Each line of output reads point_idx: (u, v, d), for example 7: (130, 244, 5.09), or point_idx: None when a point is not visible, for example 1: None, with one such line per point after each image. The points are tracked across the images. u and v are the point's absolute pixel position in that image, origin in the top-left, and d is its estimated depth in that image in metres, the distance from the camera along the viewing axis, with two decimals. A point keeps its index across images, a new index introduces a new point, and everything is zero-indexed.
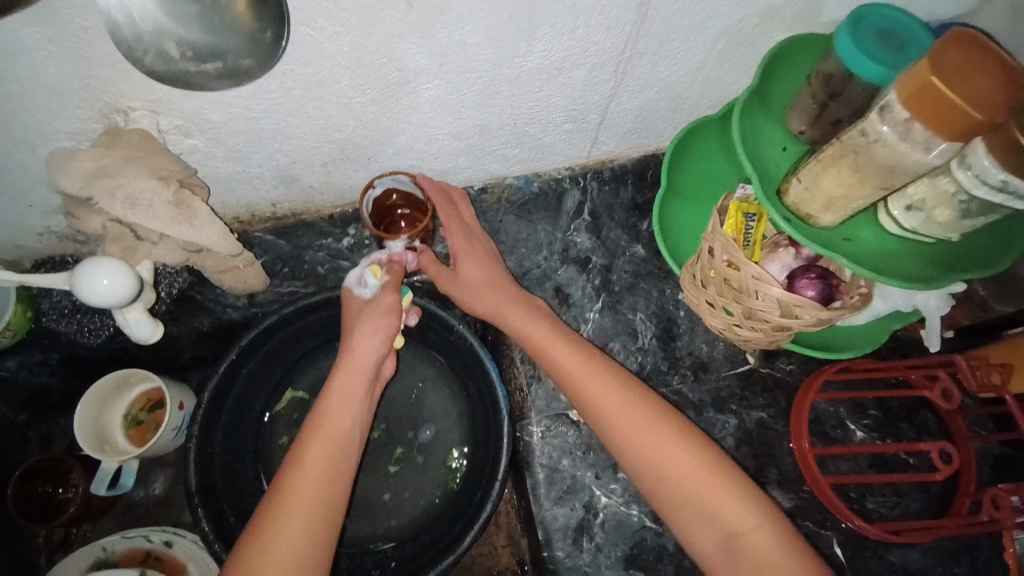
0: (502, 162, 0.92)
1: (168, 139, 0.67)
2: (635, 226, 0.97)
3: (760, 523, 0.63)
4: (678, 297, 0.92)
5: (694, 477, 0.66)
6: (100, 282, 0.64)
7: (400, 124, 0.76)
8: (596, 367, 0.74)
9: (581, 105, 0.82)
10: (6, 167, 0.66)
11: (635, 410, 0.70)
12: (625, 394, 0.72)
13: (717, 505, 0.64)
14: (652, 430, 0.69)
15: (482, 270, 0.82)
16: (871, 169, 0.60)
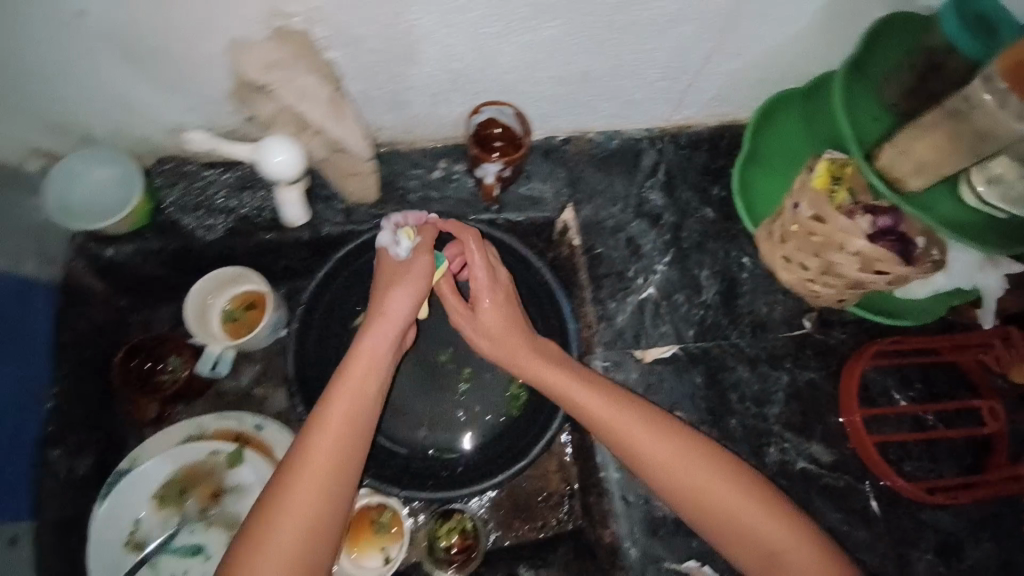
0: (591, 115, 0.96)
1: (318, 43, 0.73)
2: (706, 189, 1.01)
3: (798, 541, 0.69)
4: (743, 260, 0.97)
5: (729, 499, 0.71)
6: (281, 156, 0.78)
7: (513, 61, 0.81)
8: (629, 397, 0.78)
9: (680, 63, 0.86)
10: (162, 59, 0.72)
11: (668, 440, 0.74)
12: (657, 421, 0.76)
13: (756, 517, 0.70)
14: (691, 456, 0.73)
15: (499, 319, 0.85)
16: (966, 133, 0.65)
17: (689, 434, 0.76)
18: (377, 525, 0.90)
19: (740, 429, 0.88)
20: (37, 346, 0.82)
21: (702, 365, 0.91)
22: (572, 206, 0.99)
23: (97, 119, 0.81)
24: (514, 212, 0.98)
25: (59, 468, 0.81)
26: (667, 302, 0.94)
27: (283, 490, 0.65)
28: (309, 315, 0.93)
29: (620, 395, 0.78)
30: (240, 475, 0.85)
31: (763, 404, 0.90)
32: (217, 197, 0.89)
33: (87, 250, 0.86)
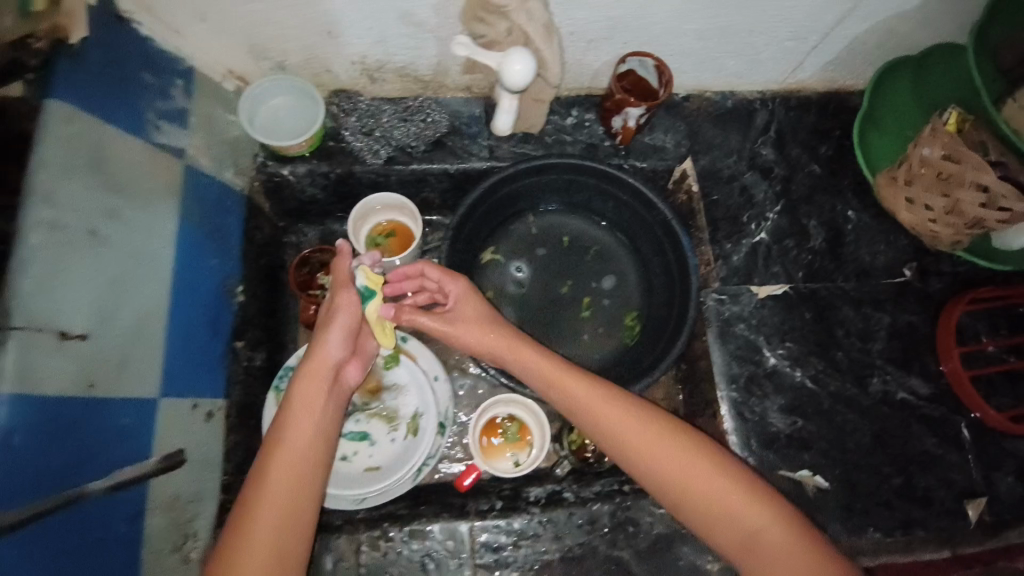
0: (715, 72, 1.05)
1: None
2: (814, 148, 1.10)
3: (775, 520, 0.69)
4: (847, 213, 1.06)
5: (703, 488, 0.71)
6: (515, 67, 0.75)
7: (667, 12, 0.88)
8: (600, 399, 0.77)
9: (813, 24, 0.95)
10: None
11: (642, 438, 0.74)
12: (628, 426, 0.75)
13: (731, 506, 0.70)
14: (662, 449, 0.73)
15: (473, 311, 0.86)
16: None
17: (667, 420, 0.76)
18: (504, 434, 0.97)
19: (845, 360, 0.97)
20: (232, 246, 0.88)
21: (812, 303, 0.99)
22: (691, 157, 1.07)
23: (295, 45, 0.86)
24: (638, 158, 1.06)
25: (242, 358, 0.87)
26: (778, 246, 1.03)
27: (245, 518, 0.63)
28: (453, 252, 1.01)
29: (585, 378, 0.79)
30: (396, 375, 0.95)
31: (867, 341, 0.99)
32: (385, 127, 0.99)
33: (267, 167, 0.94)
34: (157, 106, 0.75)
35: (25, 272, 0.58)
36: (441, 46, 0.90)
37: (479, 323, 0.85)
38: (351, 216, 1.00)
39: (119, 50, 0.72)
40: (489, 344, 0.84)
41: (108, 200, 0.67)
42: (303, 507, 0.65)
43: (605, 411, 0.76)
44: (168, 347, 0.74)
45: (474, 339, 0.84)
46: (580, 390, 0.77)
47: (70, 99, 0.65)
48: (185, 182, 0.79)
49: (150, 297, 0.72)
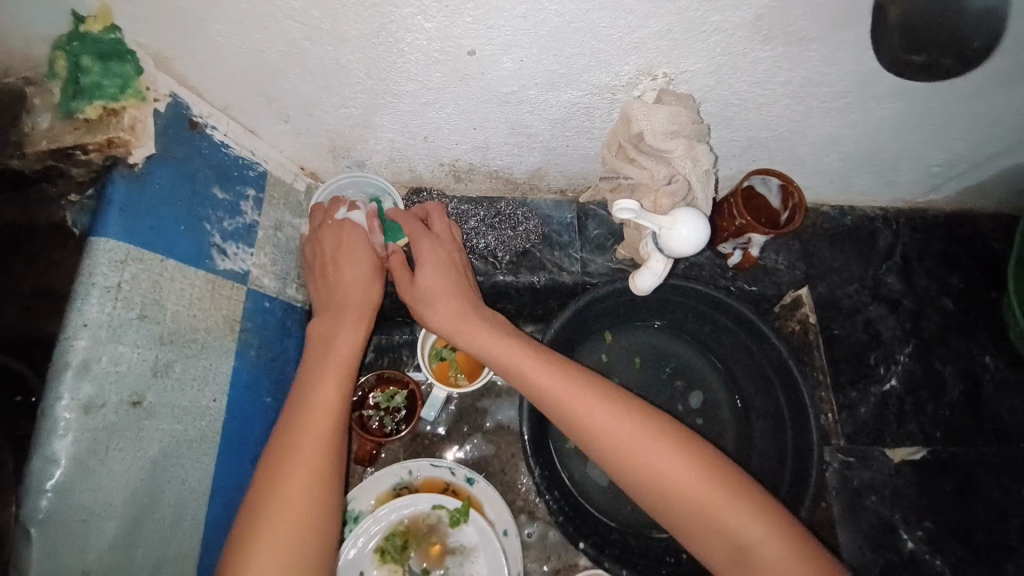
0: (842, 189, 0.92)
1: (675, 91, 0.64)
2: (944, 278, 0.97)
3: (776, 533, 0.56)
4: (986, 361, 0.92)
5: (714, 503, 0.57)
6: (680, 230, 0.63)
7: (816, 136, 0.76)
8: (573, 385, 0.64)
9: (969, 153, 0.84)
10: (485, 111, 0.67)
11: (628, 426, 0.61)
12: (605, 417, 0.62)
13: (728, 517, 0.57)
14: (652, 450, 0.60)
15: (442, 278, 0.72)
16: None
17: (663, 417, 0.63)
18: None
19: (986, 542, 0.82)
20: (287, 374, 0.75)
21: (952, 471, 0.85)
22: (808, 284, 0.94)
23: (385, 147, 0.75)
24: (749, 281, 0.93)
25: None
26: (912, 398, 0.89)
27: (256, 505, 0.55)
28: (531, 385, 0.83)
29: (572, 371, 0.66)
30: (463, 534, 0.81)
31: (1016, 523, 0.83)
32: (470, 234, 0.87)
33: None
34: (222, 228, 0.63)
35: (51, 482, 0.45)
36: (547, 154, 0.78)
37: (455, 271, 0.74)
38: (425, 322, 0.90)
39: (188, 165, 0.59)
40: (441, 314, 0.71)
41: (158, 356, 0.54)
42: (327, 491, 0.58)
43: (595, 408, 0.62)
44: (210, 529, 0.59)
45: (432, 294, 0.71)
46: (541, 375, 0.65)
47: (120, 233, 0.52)
48: (246, 313, 0.67)
49: (196, 471, 0.58)
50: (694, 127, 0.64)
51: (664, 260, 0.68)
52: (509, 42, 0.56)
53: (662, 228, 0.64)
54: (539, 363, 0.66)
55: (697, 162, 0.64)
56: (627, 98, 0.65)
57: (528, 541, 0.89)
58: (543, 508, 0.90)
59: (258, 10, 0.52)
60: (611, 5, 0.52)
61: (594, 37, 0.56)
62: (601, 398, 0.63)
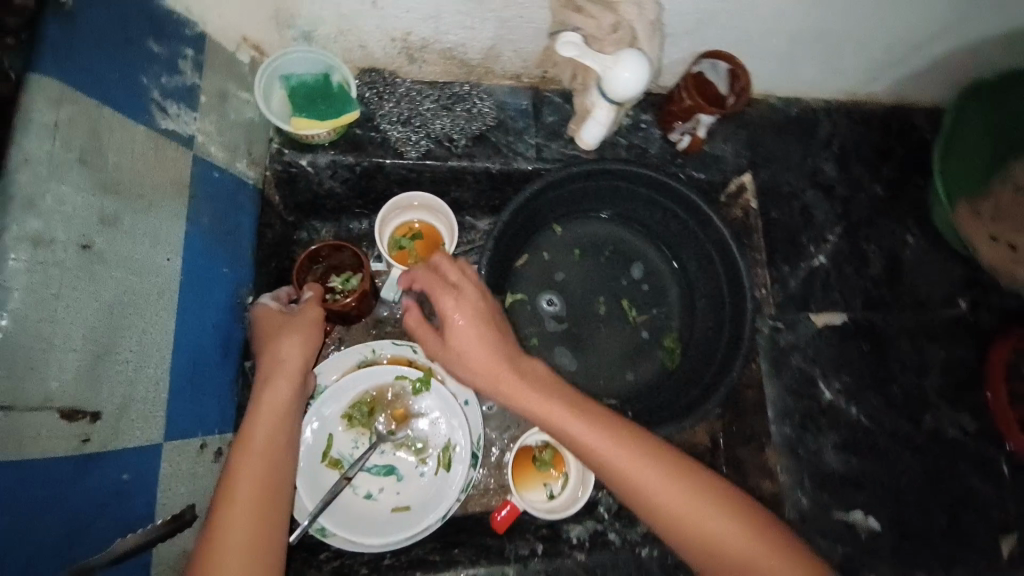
0: (787, 78, 0.95)
1: None
2: (876, 167, 1.02)
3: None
4: (906, 241, 1.00)
5: (761, 561, 0.59)
6: (624, 73, 0.71)
7: (762, 8, 0.79)
8: (618, 442, 0.63)
9: (903, 35, 0.88)
10: None
11: (672, 490, 0.61)
12: (654, 476, 0.62)
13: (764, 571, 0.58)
14: (691, 507, 0.61)
15: (468, 328, 0.68)
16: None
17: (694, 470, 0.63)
18: (539, 462, 0.90)
19: (901, 395, 0.93)
20: (243, 249, 0.76)
21: (869, 335, 0.95)
22: (752, 171, 0.99)
23: (333, 10, 0.73)
24: (696, 167, 0.97)
25: (251, 380, 0.76)
26: (837, 272, 0.97)
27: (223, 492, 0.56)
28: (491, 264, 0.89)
29: (610, 421, 0.65)
30: (426, 400, 0.86)
31: (920, 376, 0.94)
32: (425, 114, 0.86)
33: (283, 156, 0.82)
34: (161, 83, 0.62)
35: (8, 308, 0.46)
36: (501, 27, 0.77)
37: (476, 319, 0.68)
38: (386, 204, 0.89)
39: (121, 10, 0.57)
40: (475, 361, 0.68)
41: (104, 206, 0.54)
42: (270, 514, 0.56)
43: (641, 474, 0.62)
44: (173, 380, 0.63)
45: (460, 346, 0.68)
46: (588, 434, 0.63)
47: (61, 76, 0.51)
48: (194, 179, 0.66)
49: (154, 324, 0.60)
50: None
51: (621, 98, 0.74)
52: None
53: (606, 69, 0.71)
54: (582, 417, 0.65)
55: (641, 9, 0.71)
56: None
57: (489, 414, 0.95)
58: None
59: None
60: None
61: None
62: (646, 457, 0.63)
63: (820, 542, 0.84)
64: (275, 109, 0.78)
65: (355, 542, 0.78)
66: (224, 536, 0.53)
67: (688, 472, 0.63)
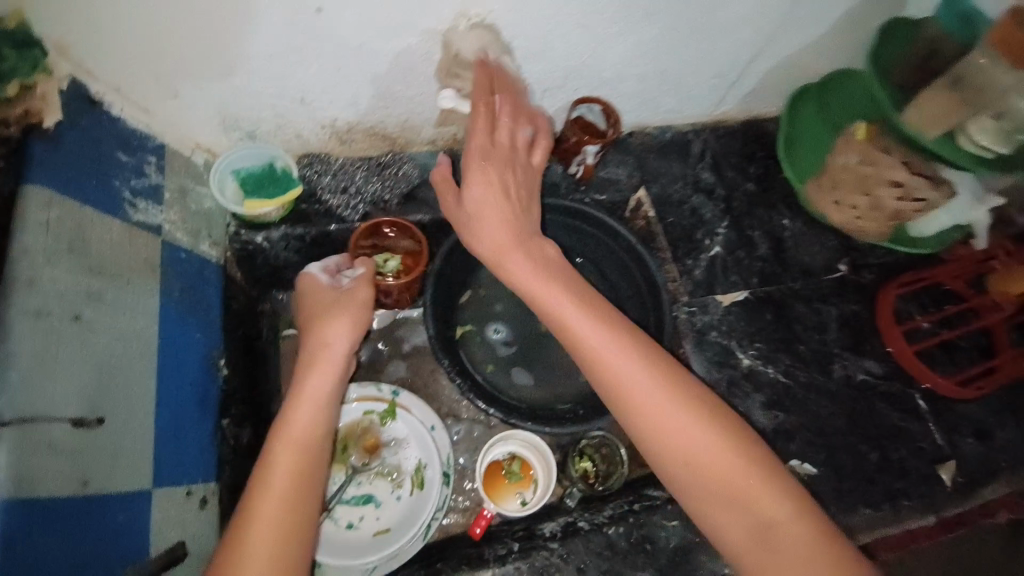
0: (654, 110, 1.15)
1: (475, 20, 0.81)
2: (745, 168, 1.22)
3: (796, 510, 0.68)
4: (784, 222, 1.18)
5: (751, 488, 0.69)
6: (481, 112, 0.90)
7: (612, 61, 0.97)
8: (635, 362, 0.74)
9: (732, 64, 1.07)
10: (340, 68, 0.84)
11: (664, 406, 0.71)
12: (653, 386, 0.73)
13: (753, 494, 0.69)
14: (677, 419, 0.71)
15: (492, 200, 0.83)
16: (968, 92, 0.84)
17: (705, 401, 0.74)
18: (508, 474, 0.99)
19: (808, 351, 1.07)
20: (213, 318, 0.86)
21: (770, 304, 1.10)
22: (644, 187, 1.17)
23: (267, 112, 0.89)
24: (598, 191, 1.15)
25: (229, 437, 0.84)
26: (732, 257, 1.14)
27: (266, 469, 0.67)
28: (436, 301, 1.01)
29: (628, 341, 0.76)
30: (395, 429, 0.94)
31: (821, 331, 1.09)
32: (359, 180, 1.02)
33: (240, 236, 0.95)
34: (132, 184, 0.75)
35: (14, 367, 0.55)
36: (409, 105, 0.95)
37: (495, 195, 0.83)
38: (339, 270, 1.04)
39: (95, 131, 0.72)
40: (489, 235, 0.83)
41: (89, 284, 0.66)
42: (301, 499, 0.66)
43: (648, 394, 0.72)
44: (159, 433, 0.71)
45: (480, 215, 0.83)
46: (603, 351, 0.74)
47: (47, 184, 0.63)
48: (164, 260, 0.78)
49: (137, 381, 0.69)
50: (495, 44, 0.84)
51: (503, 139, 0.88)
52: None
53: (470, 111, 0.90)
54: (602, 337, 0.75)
55: (504, 69, 0.87)
56: (441, 34, 0.82)
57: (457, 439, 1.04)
58: (466, 409, 1.06)
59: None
60: None
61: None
62: (650, 373, 0.73)
63: None
64: (229, 197, 0.92)
65: (340, 568, 0.84)
66: (260, 511, 0.64)
67: (699, 398, 0.73)
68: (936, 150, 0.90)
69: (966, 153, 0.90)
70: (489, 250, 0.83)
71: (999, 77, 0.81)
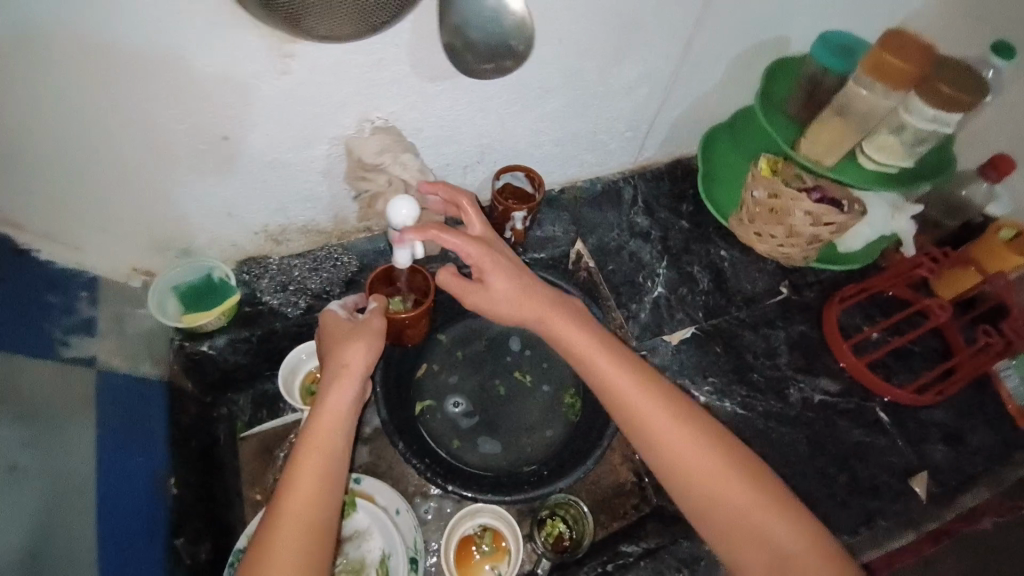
0: (578, 166, 1.20)
1: (376, 123, 0.87)
2: (677, 207, 1.26)
3: (801, 536, 0.70)
4: (721, 253, 1.21)
5: (755, 512, 0.71)
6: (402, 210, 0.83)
7: (523, 132, 1.03)
8: (647, 391, 0.77)
9: (639, 117, 1.13)
10: (258, 181, 0.88)
11: (677, 432, 0.74)
12: (667, 418, 0.75)
13: (763, 521, 0.70)
14: (699, 458, 0.73)
15: (514, 285, 0.82)
16: (853, 118, 0.97)
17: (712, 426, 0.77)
18: (479, 550, 0.98)
19: (763, 379, 1.07)
20: (155, 438, 0.86)
21: (718, 337, 1.12)
22: (581, 239, 1.20)
23: (196, 230, 0.92)
24: (536, 250, 1.17)
25: (185, 557, 0.82)
26: (676, 295, 1.15)
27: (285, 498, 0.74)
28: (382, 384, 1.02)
29: (639, 368, 0.79)
30: (356, 520, 0.93)
31: (772, 357, 1.10)
32: (298, 275, 1.04)
33: (184, 348, 0.96)
34: (62, 324, 0.78)
35: None
36: (335, 202, 0.98)
37: (516, 283, 0.83)
38: (281, 371, 1.02)
39: (21, 279, 0.76)
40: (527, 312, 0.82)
41: (24, 432, 0.67)
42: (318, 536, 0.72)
43: (654, 415, 0.75)
44: (104, 567, 0.70)
45: (507, 301, 0.82)
46: (615, 377, 0.77)
47: None
48: (100, 391, 0.80)
49: (79, 520, 0.69)
50: (397, 145, 0.90)
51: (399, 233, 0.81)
52: (248, 125, 0.78)
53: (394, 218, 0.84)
54: (614, 363, 0.79)
55: (406, 165, 0.91)
56: (344, 136, 0.86)
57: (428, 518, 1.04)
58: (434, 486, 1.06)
59: (64, 142, 0.72)
60: (308, 80, 0.76)
61: (301, 101, 0.78)
62: (663, 411, 0.76)
63: None
64: (169, 314, 0.94)
65: None
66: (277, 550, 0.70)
67: (705, 421, 0.76)
68: (842, 173, 1.03)
69: (869, 171, 1.02)
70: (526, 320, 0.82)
71: (879, 103, 0.94)
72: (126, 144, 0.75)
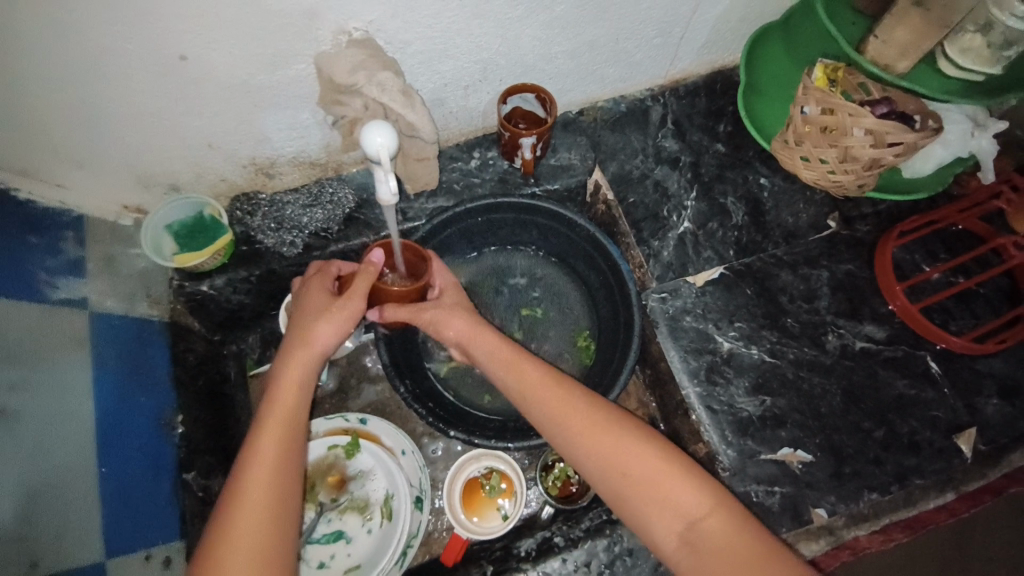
0: (599, 83, 1.05)
1: (354, 34, 0.76)
2: (712, 128, 1.10)
3: (714, 505, 0.64)
4: (761, 181, 1.06)
5: (662, 481, 0.66)
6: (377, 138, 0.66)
7: (530, 41, 0.89)
8: (547, 373, 0.76)
9: (671, 18, 0.95)
10: (233, 107, 0.81)
11: (581, 413, 0.71)
12: (550, 395, 0.74)
13: (675, 492, 0.65)
14: (595, 431, 0.70)
15: (461, 299, 0.87)
16: (936, 11, 0.80)
17: (615, 408, 0.73)
18: (488, 489, 0.95)
19: (797, 325, 0.97)
20: (159, 379, 0.87)
21: (751, 278, 0.99)
22: (599, 167, 1.07)
23: (180, 163, 0.88)
24: (549, 181, 1.06)
25: (196, 489, 0.85)
26: (704, 231, 1.03)
27: (224, 523, 0.58)
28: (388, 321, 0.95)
29: (529, 358, 0.79)
30: (361, 461, 0.93)
31: (811, 300, 0.98)
32: (297, 212, 0.98)
33: (185, 288, 0.94)
34: (47, 266, 0.76)
35: None
36: (323, 130, 0.90)
37: (465, 307, 0.86)
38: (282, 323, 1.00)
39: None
40: (460, 329, 0.83)
41: (10, 376, 0.66)
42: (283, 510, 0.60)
43: (554, 398, 0.73)
44: (105, 505, 0.73)
45: (452, 312, 0.84)
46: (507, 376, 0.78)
47: None
48: (93, 333, 0.79)
49: (78, 461, 0.71)
50: (373, 64, 0.78)
51: (372, 165, 0.68)
52: (206, 40, 0.70)
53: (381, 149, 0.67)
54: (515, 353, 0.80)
55: (383, 86, 0.79)
56: (318, 53, 0.77)
57: (435, 457, 1.03)
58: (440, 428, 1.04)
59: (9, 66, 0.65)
60: None
61: (259, 9, 0.68)
62: (571, 391, 0.74)
63: (755, 489, 0.87)
64: (164, 254, 0.91)
65: None
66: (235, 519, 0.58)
67: (603, 402, 0.73)
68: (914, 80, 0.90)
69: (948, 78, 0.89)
70: (460, 336, 0.83)
71: None
72: (83, 62, 0.68)
